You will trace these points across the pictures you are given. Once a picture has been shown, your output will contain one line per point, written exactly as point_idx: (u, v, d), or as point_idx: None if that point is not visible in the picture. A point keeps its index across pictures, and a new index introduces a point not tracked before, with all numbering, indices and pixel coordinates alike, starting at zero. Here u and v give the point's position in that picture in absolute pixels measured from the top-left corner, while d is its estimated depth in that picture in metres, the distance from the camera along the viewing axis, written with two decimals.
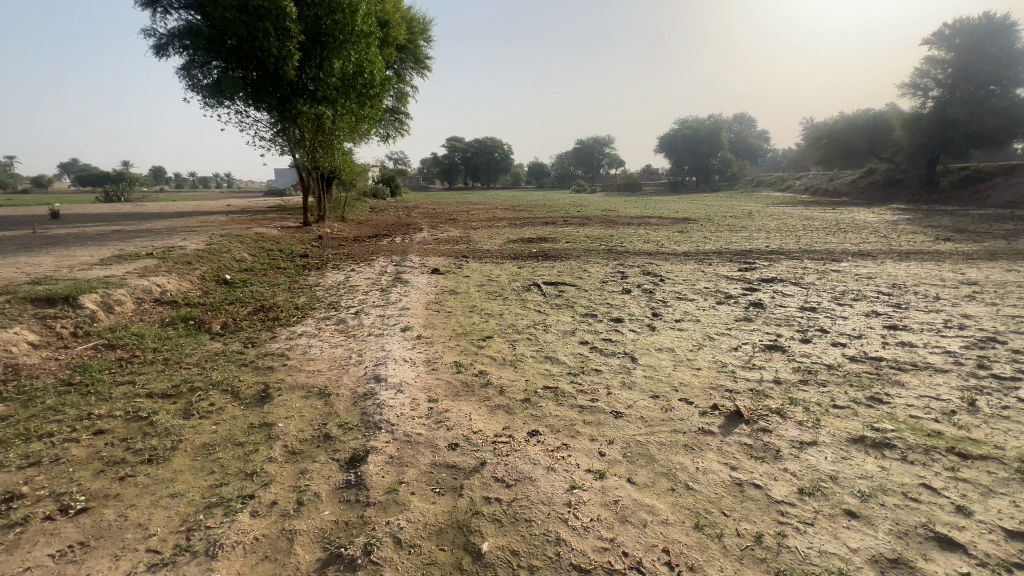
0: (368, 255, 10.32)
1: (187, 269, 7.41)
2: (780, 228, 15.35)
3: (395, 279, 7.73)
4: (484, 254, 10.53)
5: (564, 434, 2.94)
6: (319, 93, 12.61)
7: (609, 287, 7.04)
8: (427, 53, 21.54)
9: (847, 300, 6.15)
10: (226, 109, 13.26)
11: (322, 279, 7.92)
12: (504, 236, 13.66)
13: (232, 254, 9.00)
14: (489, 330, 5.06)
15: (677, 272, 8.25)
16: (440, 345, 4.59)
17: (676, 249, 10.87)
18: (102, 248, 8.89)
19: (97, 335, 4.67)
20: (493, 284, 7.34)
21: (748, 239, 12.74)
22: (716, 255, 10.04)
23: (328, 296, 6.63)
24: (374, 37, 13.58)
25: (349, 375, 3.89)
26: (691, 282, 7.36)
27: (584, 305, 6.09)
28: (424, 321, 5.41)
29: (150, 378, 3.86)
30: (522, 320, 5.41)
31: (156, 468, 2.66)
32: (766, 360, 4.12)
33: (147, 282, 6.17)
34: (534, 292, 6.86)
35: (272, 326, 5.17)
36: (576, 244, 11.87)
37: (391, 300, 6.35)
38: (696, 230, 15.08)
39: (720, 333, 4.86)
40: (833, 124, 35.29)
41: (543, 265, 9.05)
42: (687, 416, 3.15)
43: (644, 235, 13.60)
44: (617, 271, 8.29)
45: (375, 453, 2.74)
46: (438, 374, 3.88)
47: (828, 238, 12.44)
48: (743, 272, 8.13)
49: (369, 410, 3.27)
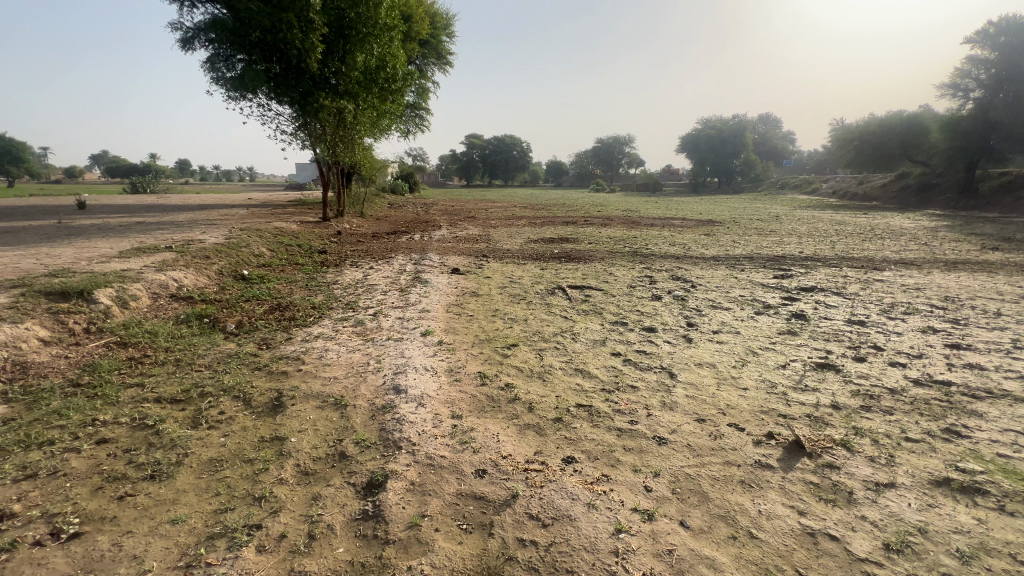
0: (386, 252, 10.13)
1: (204, 263, 7.28)
2: (811, 233, 14.75)
3: (415, 278, 7.52)
4: (505, 254, 10.29)
5: (603, 463, 2.65)
6: (341, 87, 12.46)
7: (638, 293, 6.72)
8: (449, 49, 21.36)
9: (898, 314, 5.71)
10: (249, 102, 13.22)
11: (341, 277, 7.76)
12: (524, 236, 13.39)
13: (251, 248, 8.90)
14: (514, 337, 4.78)
15: (708, 277, 7.87)
16: (463, 352, 4.33)
17: (705, 253, 10.45)
18: (123, 240, 8.85)
19: (109, 332, 4.52)
20: (515, 287, 7.08)
21: (779, 244, 12.24)
22: (747, 260, 9.61)
23: (346, 296, 6.43)
24: (398, 31, 13.40)
25: (367, 384, 3.64)
26: (725, 289, 6.98)
27: (612, 312, 5.77)
28: (445, 325, 5.16)
29: (161, 381, 3.67)
30: (548, 327, 5.12)
31: (159, 487, 2.45)
32: (819, 381, 3.75)
33: (164, 278, 6.05)
34: (558, 296, 6.56)
35: (288, 327, 4.98)
36: (599, 246, 11.52)
37: (411, 300, 6.11)
38: (723, 233, 14.57)
39: (764, 348, 4.50)
40: (865, 126, 34.12)
41: (566, 267, 8.74)
42: (740, 445, 2.83)
43: (668, 238, 13.16)
44: (645, 276, 7.93)
45: (395, 479, 2.48)
46: (462, 386, 3.61)
47: (865, 245, 11.87)
48: (779, 280, 7.69)
49: (388, 426, 3.01)
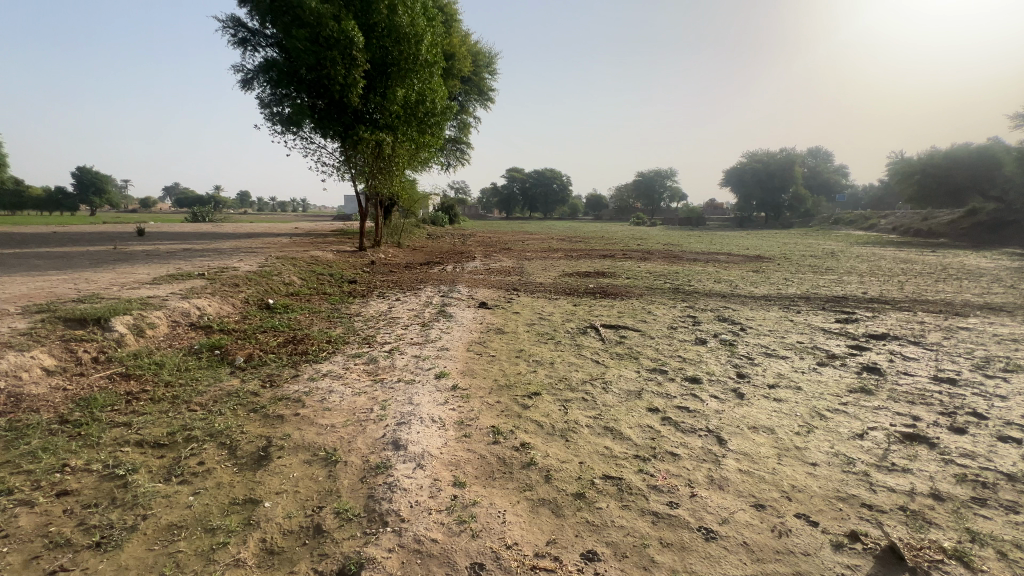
0: (416, 283, 9.96)
1: (231, 292, 7.26)
2: (873, 272, 13.58)
3: (439, 311, 7.21)
4: (537, 287, 9.89)
5: (632, 564, 2.09)
6: (381, 120, 12.78)
7: (679, 335, 6.09)
8: (490, 85, 21.88)
9: (998, 371, 4.81)
10: (294, 135, 13.78)
11: (365, 308, 7.56)
12: (559, 269, 12.97)
13: (282, 277, 8.92)
14: (537, 384, 4.28)
15: (759, 319, 7.11)
16: (478, 400, 3.86)
17: (754, 291, 9.66)
18: (163, 266, 9.08)
19: (115, 363, 4.35)
20: (545, 324, 6.61)
21: (837, 283, 11.24)
22: (802, 301, 8.76)
23: (365, 329, 6.14)
24: (440, 67, 13.68)
25: (365, 436, 3.23)
26: (779, 334, 6.24)
27: (650, 357, 5.17)
28: (464, 366, 4.73)
29: (149, 421, 3.39)
30: (576, 373, 4.58)
31: (100, 559, 2.10)
32: (910, 459, 3.02)
33: (187, 306, 6.00)
34: (590, 336, 6.02)
35: (297, 363, 4.69)
36: (637, 281, 10.93)
37: (431, 336, 5.75)
38: (774, 270, 13.63)
39: (834, 410, 3.78)
40: (927, 159, 32.19)
41: (601, 303, 8.22)
42: (815, 550, 2.19)
43: (714, 274, 12.39)
44: (687, 315, 7.28)
45: (371, 571, 2.01)
46: (470, 444, 3.13)
47: (939, 286, 10.71)
48: (842, 325, 6.86)
49: (377, 495, 2.55)
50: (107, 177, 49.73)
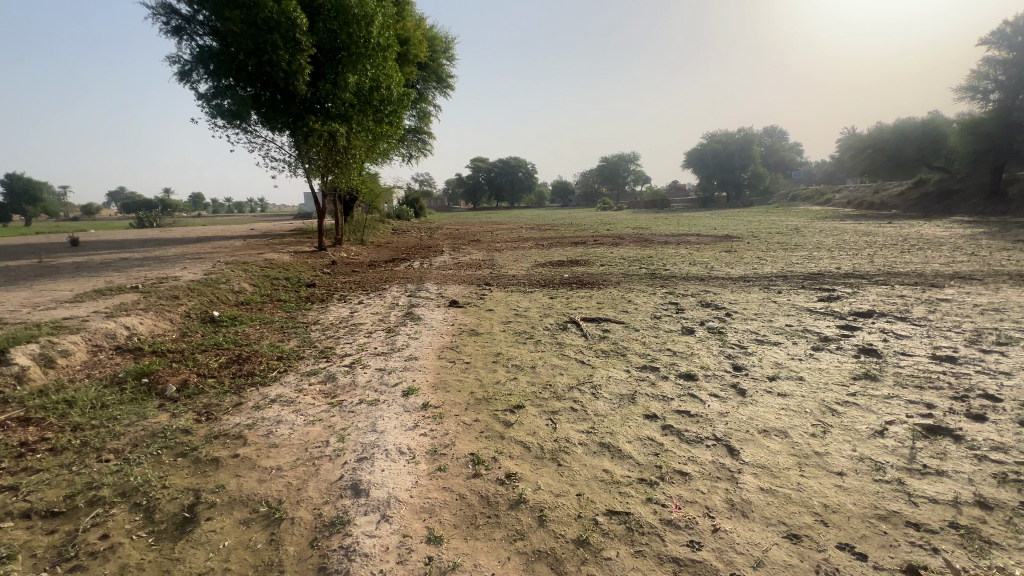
0: (380, 283, 9.31)
1: (169, 305, 6.45)
2: (840, 246, 13.69)
3: (406, 314, 6.63)
4: (510, 280, 9.42)
5: None
6: (333, 110, 11.90)
7: (665, 325, 5.73)
8: (449, 72, 21.05)
9: (994, 345, 4.64)
10: (239, 129, 12.71)
11: (324, 314, 6.89)
12: (531, 259, 12.52)
13: (230, 284, 8.10)
14: (519, 394, 3.79)
15: (743, 303, 6.83)
16: (453, 420, 3.35)
17: (731, 272, 9.47)
18: (92, 279, 8.11)
19: (11, 404, 3.61)
20: (521, 321, 6.14)
21: (808, 259, 11.20)
22: (780, 280, 8.58)
23: (323, 339, 5.50)
24: (394, 52, 12.89)
25: (319, 480, 2.68)
26: (767, 318, 5.96)
27: (639, 353, 4.77)
28: (435, 378, 4.20)
29: (44, 482, 2.74)
30: (561, 378, 4.13)
31: None
32: (941, 458, 2.71)
33: (111, 327, 5.21)
34: (571, 332, 5.57)
35: (241, 387, 4.05)
36: (612, 268, 10.61)
37: (397, 344, 5.18)
38: (745, 249, 13.56)
39: (844, 403, 3.47)
40: (877, 133, 33.29)
41: (578, 294, 7.80)
42: None
43: (688, 257, 12.18)
44: (669, 302, 6.96)
45: None
46: (447, 480, 2.63)
47: (906, 257, 10.83)
48: (826, 303, 6.65)
49: (331, 567, 2.03)
50: (42, 183, 45.88)
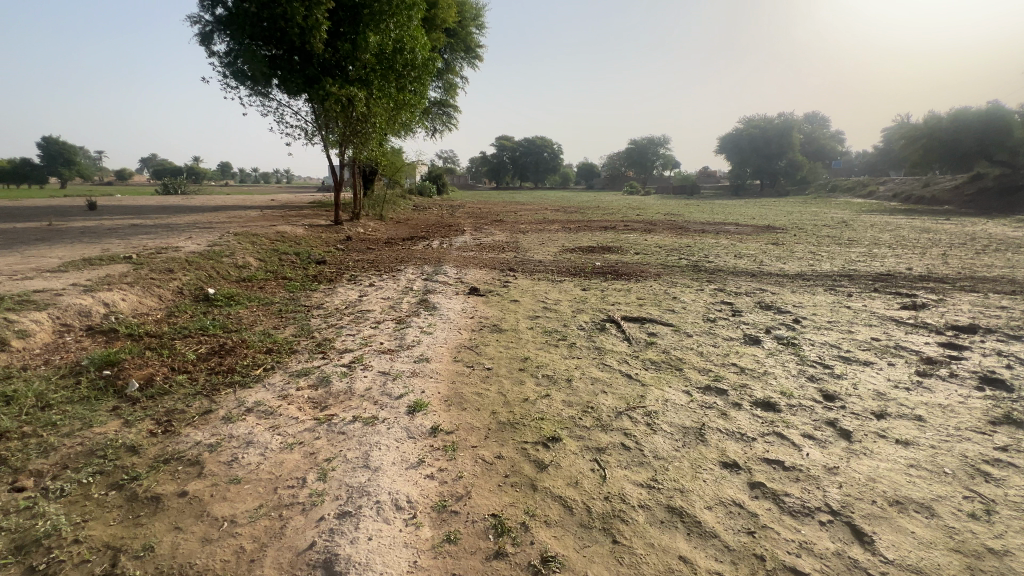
0: (395, 263, 8.56)
1: (159, 280, 5.79)
2: (901, 243, 12.36)
3: (421, 301, 5.87)
4: (537, 266, 8.57)
5: None
6: (353, 73, 11.11)
7: (723, 332, 4.82)
8: (478, 41, 19.95)
9: None
10: (253, 92, 11.98)
11: (330, 297, 6.19)
12: (558, 243, 11.61)
13: (234, 258, 7.47)
14: (554, 422, 2.98)
15: (811, 307, 5.85)
16: (469, 458, 2.57)
17: (786, 269, 8.42)
18: (88, 246, 7.56)
19: None
20: (552, 317, 5.32)
21: (869, 257, 9.99)
22: (845, 280, 7.51)
23: (323, 329, 4.77)
24: (421, 13, 11.94)
25: (284, 546, 1.94)
26: (845, 329, 5.00)
27: (698, 367, 3.91)
28: (449, 389, 3.41)
29: None
30: (606, 399, 3.30)
31: None
32: None
33: (86, 304, 4.58)
34: (611, 335, 4.72)
35: (216, 390, 3.34)
36: (649, 257, 9.64)
37: (408, 339, 4.42)
38: (793, 242, 12.35)
39: (1002, 464, 2.55)
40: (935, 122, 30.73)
41: (614, 286, 6.89)
42: None
43: (731, 248, 11.08)
44: (721, 302, 6.04)
45: None
46: (458, 562, 1.87)
47: (985, 260, 9.55)
48: (912, 313, 5.62)
49: None
50: (77, 147, 46.47)
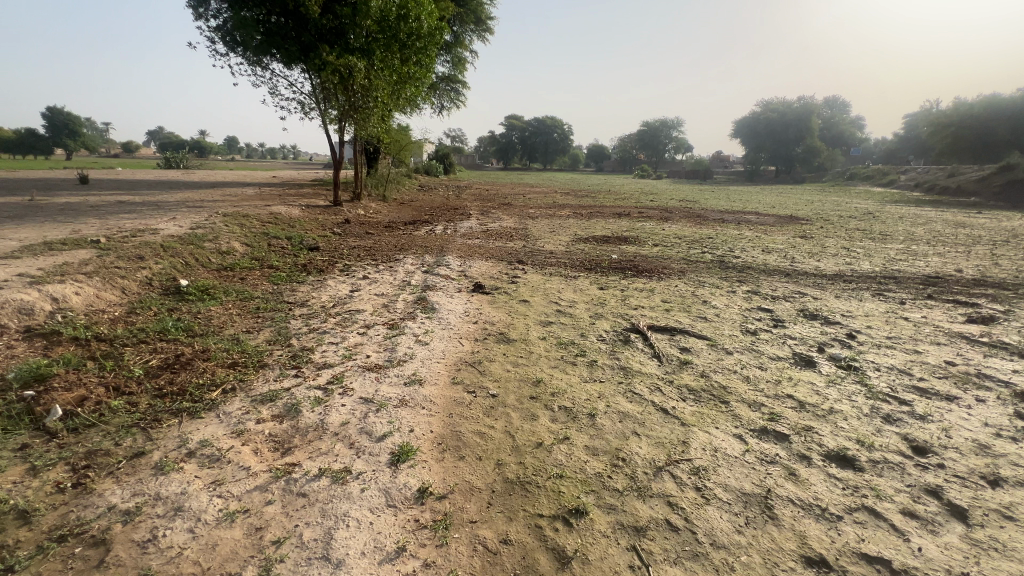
0: (393, 251, 7.88)
1: (126, 269, 5.14)
2: (940, 239, 11.50)
3: (418, 299, 5.19)
4: (548, 257, 7.86)
5: None
6: (353, 41, 10.23)
7: (769, 349, 4.11)
8: (490, 13, 18.79)
9: None
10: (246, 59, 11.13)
11: (318, 291, 5.53)
12: (571, 231, 10.86)
13: (218, 242, 6.80)
14: (576, 483, 2.31)
15: (862, 317, 5.12)
16: (465, 545, 1.92)
17: (823, 267, 7.64)
18: (59, 226, 6.90)
19: None
20: (568, 323, 4.63)
21: (910, 255, 9.19)
22: (892, 283, 6.73)
23: (303, 334, 4.11)
24: None
25: None
26: (910, 348, 4.27)
27: (748, 400, 3.22)
28: (443, 426, 2.75)
29: None
30: (641, 448, 2.62)
31: None
32: None
33: (26, 300, 3.91)
34: (637, 350, 4.03)
35: (157, 422, 2.70)
36: (670, 249, 8.88)
37: (399, 351, 3.75)
38: (823, 235, 11.51)
39: None
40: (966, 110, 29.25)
41: (636, 285, 6.18)
42: None
43: (757, 241, 10.29)
44: (760, 308, 5.31)
45: None
46: None
47: None
48: (982, 328, 4.88)
49: None
50: (82, 119, 45.81)
